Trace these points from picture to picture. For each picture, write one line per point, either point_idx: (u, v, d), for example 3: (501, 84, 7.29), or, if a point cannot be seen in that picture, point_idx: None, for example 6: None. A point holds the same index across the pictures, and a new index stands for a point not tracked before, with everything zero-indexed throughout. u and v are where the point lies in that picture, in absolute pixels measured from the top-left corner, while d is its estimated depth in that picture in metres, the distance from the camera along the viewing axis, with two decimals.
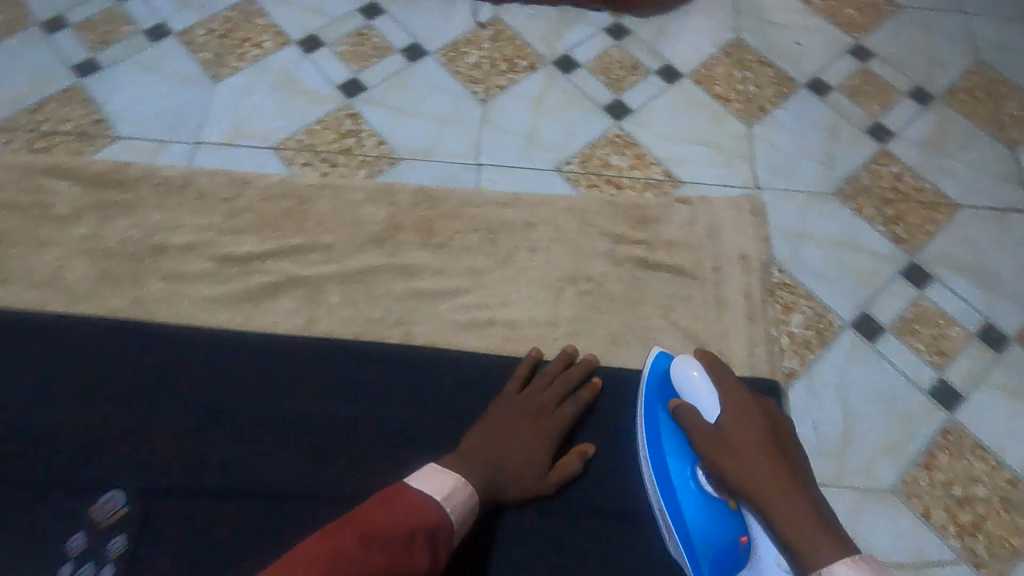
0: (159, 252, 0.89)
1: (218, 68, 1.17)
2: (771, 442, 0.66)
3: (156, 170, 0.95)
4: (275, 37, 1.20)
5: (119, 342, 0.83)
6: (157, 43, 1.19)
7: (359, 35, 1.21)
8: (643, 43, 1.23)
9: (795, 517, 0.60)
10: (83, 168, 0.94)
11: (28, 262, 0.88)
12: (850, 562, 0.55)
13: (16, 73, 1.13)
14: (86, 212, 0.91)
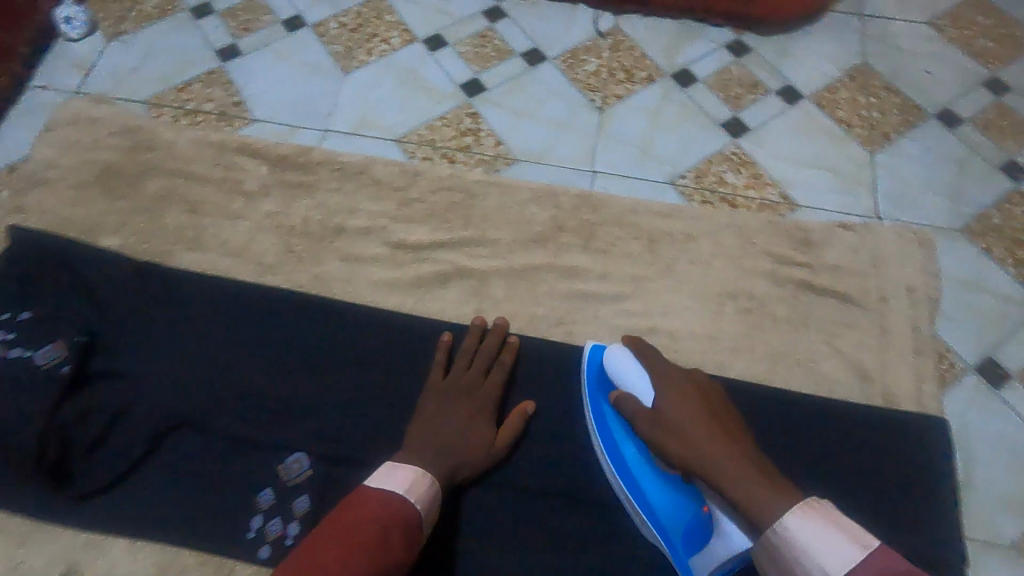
0: (337, 234, 0.95)
1: (347, 61, 1.28)
2: (704, 412, 0.69)
3: (335, 155, 1.00)
4: (403, 35, 1.31)
5: (294, 312, 0.88)
6: (293, 34, 1.30)
7: (481, 38, 1.32)
8: (762, 61, 1.28)
9: (732, 475, 0.62)
10: (270, 150, 1.01)
11: (222, 232, 0.95)
12: (801, 512, 0.54)
13: (166, 52, 1.25)
14: (272, 190, 0.98)
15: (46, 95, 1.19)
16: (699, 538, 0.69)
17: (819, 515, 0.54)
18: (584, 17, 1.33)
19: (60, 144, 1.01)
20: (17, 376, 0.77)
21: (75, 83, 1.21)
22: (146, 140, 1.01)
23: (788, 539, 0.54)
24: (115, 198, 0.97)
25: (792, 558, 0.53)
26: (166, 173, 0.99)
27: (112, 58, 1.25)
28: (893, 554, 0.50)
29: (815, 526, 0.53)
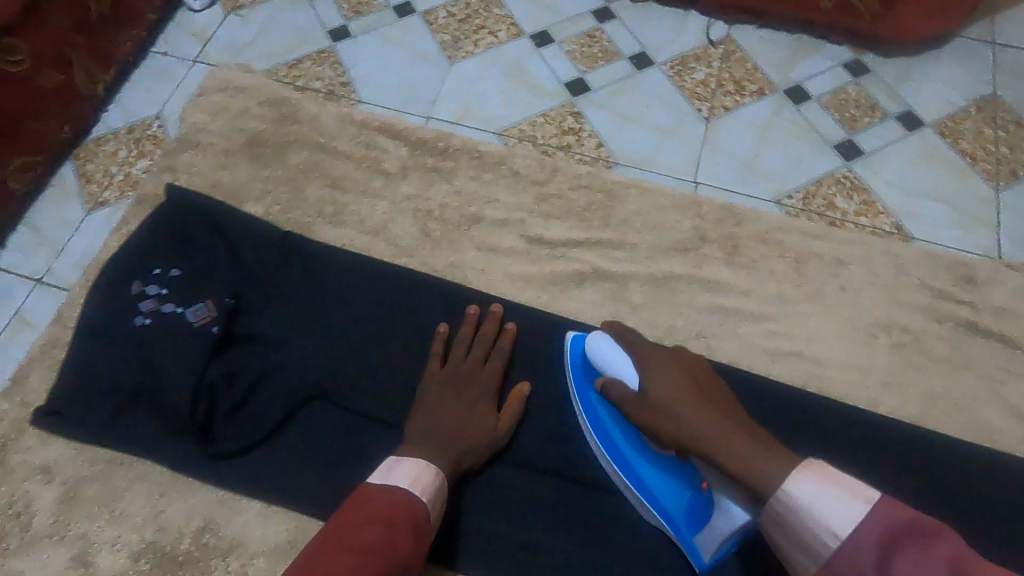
0: (474, 222, 0.94)
1: (454, 51, 1.34)
2: (688, 384, 0.65)
3: (475, 144, 1.00)
4: (510, 29, 1.36)
5: (417, 293, 0.88)
6: (403, 20, 1.39)
7: (590, 38, 1.35)
8: (882, 84, 1.26)
9: (726, 445, 0.58)
10: (410, 132, 1.01)
11: (361, 210, 0.95)
12: (800, 471, 0.50)
13: (281, 31, 1.37)
14: (411, 172, 0.98)
15: (167, 62, 1.33)
16: (699, 518, 0.68)
17: (816, 473, 0.49)
18: (695, 25, 1.35)
19: (210, 109, 1.04)
20: (170, 329, 0.81)
21: (195, 54, 1.34)
22: (291, 111, 1.03)
23: (792, 504, 0.49)
24: (259, 166, 0.99)
25: (799, 523, 0.48)
26: (309, 146, 1.00)
27: (229, 31, 1.37)
28: (902, 505, 0.45)
29: (813, 484, 0.49)
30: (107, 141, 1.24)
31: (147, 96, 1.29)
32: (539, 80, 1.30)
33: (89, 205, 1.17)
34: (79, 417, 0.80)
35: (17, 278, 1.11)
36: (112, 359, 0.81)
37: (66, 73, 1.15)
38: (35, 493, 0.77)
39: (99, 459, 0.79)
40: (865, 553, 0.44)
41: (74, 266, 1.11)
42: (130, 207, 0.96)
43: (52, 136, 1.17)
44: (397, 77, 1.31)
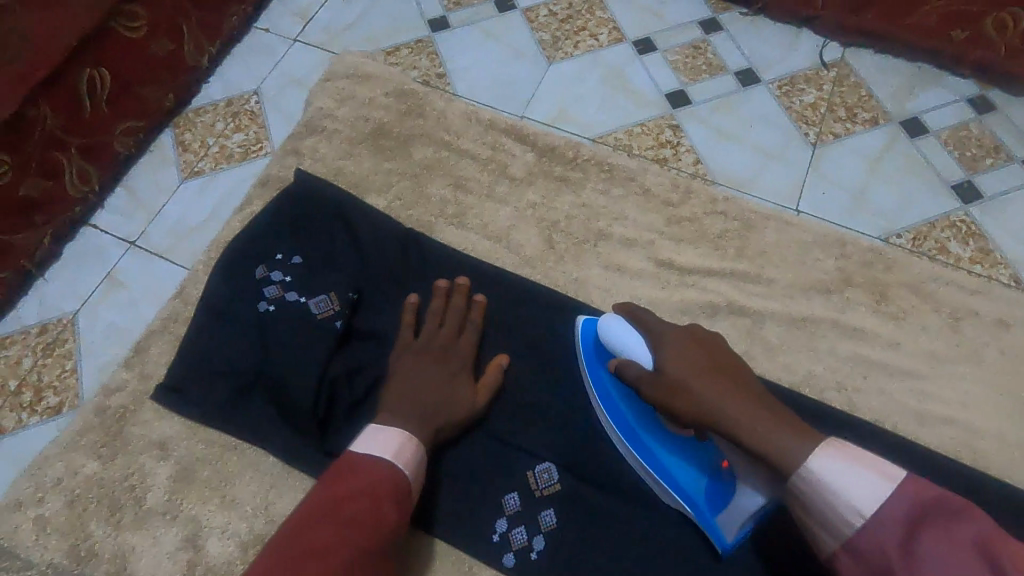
0: (600, 239, 0.90)
1: (553, 50, 1.29)
2: (703, 361, 0.66)
3: (605, 156, 0.96)
4: (613, 33, 1.30)
5: (519, 302, 0.85)
6: (503, 15, 1.33)
7: (694, 48, 1.28)
8: (1010, 124, 1.17)
9: (751, 423, 0.60)
10: (538, 137, 0.98)
11: (484, 214, 0.92)
12: (824, 451, 0.55)
13: (378, 17, 1.33)
14: (537, 179, 0.95)
15: (268, 39, 1.30)
16: (721, 496, 0.69)
17: (840, 453, 0.54)
18: (809, 44, 1.26)
19: (335, 95, 1.02)
20: (293, 318, 0.80)
21: (296, 33, 1.30)
22: (417, 105, 1.01)
23: (816, 482, 0.54)
24: (382, 158, 0.97)
25: (823, 501, 0.54)
26: (434, 143, 0.98)
27: (328, 12, 1.33)
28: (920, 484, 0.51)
29: (840, 464, 0.53)
30: (205, 112, 1.21)
31: (247, 72, 1.26)
32: (637, 88, 1.24)
33: (185, 173, 1.16)
34: (196, 397, 0.80)
35: (112, 239, 1.11)
36: (237, 344, 0.81)
37: (178, 41, 1.19)
38: (151, 468, 0.77)
39: (211, 442, 0.78)
40: (888, 528, 0.50)
41: (167, 233, 1.11)
42: (254, 188, 0.95)
43: (157, 104, 1.18)
44: (494, 73, 1.27)
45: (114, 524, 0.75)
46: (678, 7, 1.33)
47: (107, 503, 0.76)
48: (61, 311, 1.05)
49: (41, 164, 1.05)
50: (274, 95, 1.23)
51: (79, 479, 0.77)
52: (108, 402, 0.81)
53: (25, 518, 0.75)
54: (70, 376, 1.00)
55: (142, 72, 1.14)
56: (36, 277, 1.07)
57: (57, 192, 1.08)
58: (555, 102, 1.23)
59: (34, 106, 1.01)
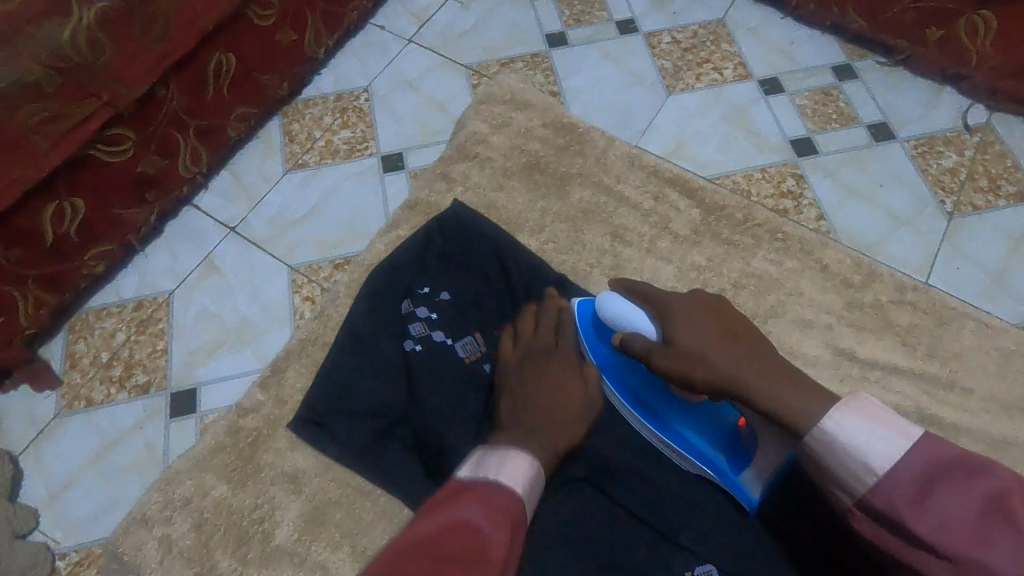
0: (771, 315, 0.82)
1: (673, 80, 1.23)
2: (716, 329, 0.63)
3: (780, 222, 0.88)
4: (737, 69, 1.23)
5: None
6: (624, 38, 1.27)
7: (825, 95, 1.20)
8: None
9: (772, 391, 0.57)
10: (706, 194, 0.90)
11: (644, 269, 0.86)
12: (839, 410, 0.51)
13: (497, 26, 1.28)
14: (703, 238, 0.87)
15: (383, 37, 1.27)
16: (745, 455, 0.70)
17: (854, 409, 0.51)
18: (950, 105, 1.18)
19: (491, 120, 0.97)
20: (441, 364, 0.77)
21: (413, 33, 1.27)
22: (576, 142, 0.95)
23: (832, 441, 0.51)
24: (537, 196, 0.92)
25: (836, 459, 0.50)
26: (593, 185, 0.92)
27: (446, 16, 1.29)
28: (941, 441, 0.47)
29: (858, 423, 0.50)
30: (315, 104, 1.20)
31: (361, 67, 1.24)
32: (760, 130, 1.18)
33: (289, 165, 1.15)
34: (333, 433, 0.75)
35: (213, 223, 1.10)
36: (378, 381, 0.76)
37: (301, 33, 1.11)
38: (282, 502, 0.73)
39: (346, 483, 0.74)
40: (905, 487, 0.46)
41: (267, 222, 1.10)
42: (401, 210, 0.91)
43: (271, 92, 1.13)
44: (610, 96, 1.21)
45: (240, 558, 0.71)
46: (808, 48, 1.25)
47: (234, 534, 0.72)
48: (157, 288, 1.05)
49: (160, 141, 0.97)
50: (385, 95, 1.21)
51: (207, 502, 0.73)
52: (241, 423, 0.77)
53: (150, 537, 0.72)
54: (161, 356, 1.00)
55: (265, 56, 1.07)
56: (138, 251, 1.07)
57: (169, 170, 1.02)
58: (671, 134, 1.17)
59: (165, 87, 0.92)
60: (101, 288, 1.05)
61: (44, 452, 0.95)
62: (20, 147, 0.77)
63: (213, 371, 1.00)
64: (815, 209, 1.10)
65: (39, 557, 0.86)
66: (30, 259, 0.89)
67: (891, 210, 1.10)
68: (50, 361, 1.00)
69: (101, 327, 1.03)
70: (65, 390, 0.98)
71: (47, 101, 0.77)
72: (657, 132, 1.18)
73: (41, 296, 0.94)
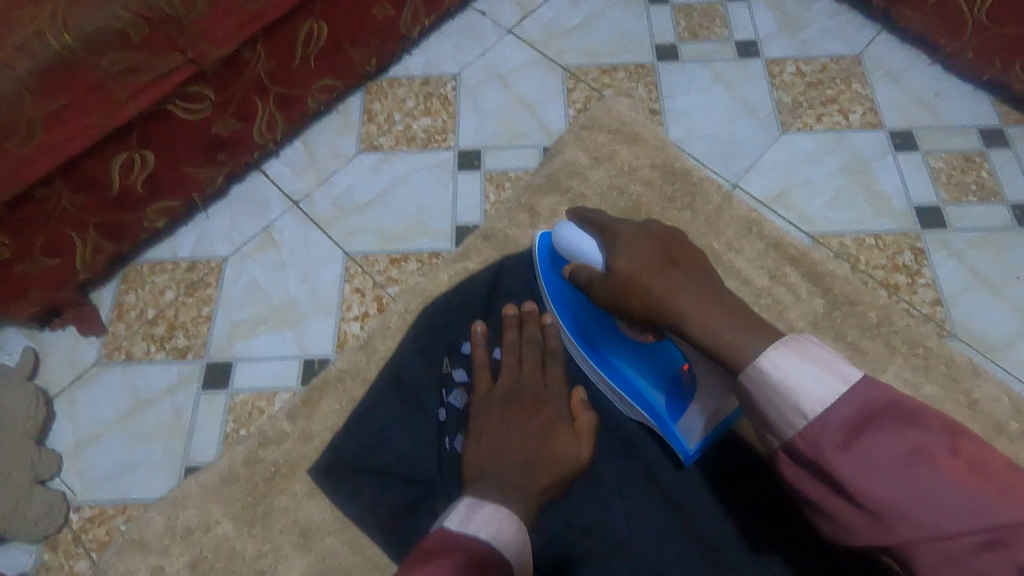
0: None
1: (792, 118, 1.06)
2: (657, 254, 0.57)
3: (922, 335, 0.72)
4: (870, 116, 1.05)
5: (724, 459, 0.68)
6: (742, 61, 1.11)
7: (967, 160, 1.01)
8: None
9: (705, 319, 0.49)
10: (835, 283, 0.75)
11: None
12: (779, 347, 0.44)
13: (603, 29, 1.14)
14: (822, 337, 0.73)
15: (481, 23, 1.15)
16: (681, 397, 0.65)
17: (795, 348, 0.44)
18: None
19: (591, 150, 0.85)
20: None
21: (512, 23, 1.15)
22: (687, 192, 0.81)
23: (765, 380, 0.44)
24: None
25: (770, 401, 0.43)
26: (698, 248, 0.78)
27: (553, 10, 1.16)
28: (874, 384, 0.42)
29: (798, 363, 0.43)
30: (400, 86, 1.10)
31: (453, 53, 1.13)
32: (884, 190, 1.00)
33: (363, 145, 1.05)
34: (356, 490, 0.66)
35: (278, 194, 1.01)
36: (410, 439, 0.67)
37: (399, 9, 1.01)
38: (288, 558, 0.65)
39: (361, 550, 0.65)
40: (833, 431, 0.40)
41: (331, 203, 1.00)
42: (474, 238, 0.80)
43: (358, 67, 1.04)
44: (717, 126, 1.05)
45: None
46: (960, 103, 1.05)
47: None
48: (212, 253, 0.97)
49: (238, 104, 0.89)
50: (474, 87, 1.10)
51: (209, 538, 0.66)
52: (260, 454, 0.69)
53: (143, 562, 0.65)
54: (204, 323, 0.92)
55: (359, 27, 0.97)
56: (200, 210, 0.99)
57: (244, 133, 0.94)
58: (777, 180, 1.01)
59: (252, 49, 0.84)
60: (158, 241, 0.98)
61: (77, 402, 0.88)
62: (98, 97, 0.69)
63: (252, 349, 0.91)
64: (932, 291, 0.93)
65: (48, 513, 0.81)
66: (94, 208, 0.82)
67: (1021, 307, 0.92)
68: (99, 308, 0.93)
69: (152, 282, 0.95)
70: (108, 339, 0.92)
71: (132, 51, 0.69)
72: (763, 173, 1.02)
73: (99, 245, 0.88)
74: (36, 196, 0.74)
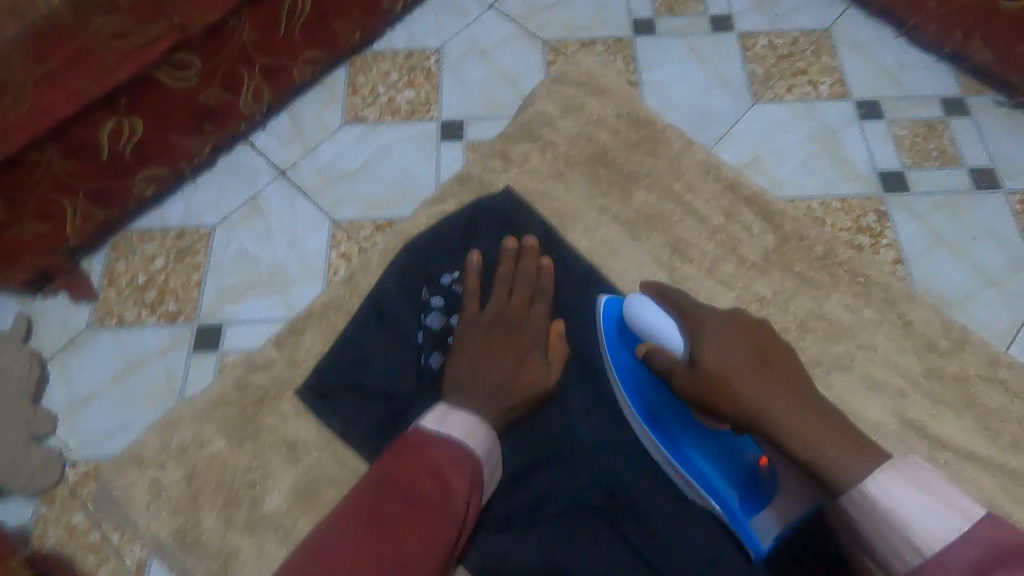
0: (837, 366, 0.73)
1: (762, 87, 1.11)
2: (750, 353, 0.56)
3: (864, 264, 0.78)
4: (836, 86, 1.11)
5: None
6: (716, 35, 1.16)
7: (927, 128, 1.07)
8: None
9: (806, 438, 0.49)
10: (785, 220, 0.81)
11: (703, 292, 0.78)
12: (886, 471, 0.45)
13: (583, 4, 1.19)
14: (772, 268, 0.79)
15: None
16: (758, 494, 0.64)
17: (904, 475, 0.45)
18: None
19: (562, 102, 0.90)
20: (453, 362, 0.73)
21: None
22: (651, 140, 0.87)
23: (874, 509, 0.45)
24: (597, 191, 0.84)
25: (878, 531, 0.45)
26: (660, 191, 0.84)
27: None
28: (998, 520, 0.42)
29: (905, 491, 0.44)
30: (384, 59, 1.14)
31: (437, 28, 1.17)
32: (850, 156, 1.06)
33: (348, 116, 1.09)
34: (340, 408, 0.71)
35: (265, 164, 1.05)
36: (390, 361, 0.72)
37: None
38: (277, 470, 0.70)
39: (345, 462, 0.70)
40: (955, 573, 0.41)
41: (318, 173, 1.05)
42: (450, 184, 0.85)
43: (343, 40, 1.08)
44: (691, 96, 1.11)
45: (226, 519, 0.68)
46: (921, 75, 1.11)
47: (223, 493, 0.69)
48: (201, 222, 1.01)
49: (224, 74, 0.93)
50: (457, 60, 1.14)
51: (203, 454, 0.71)
52: (250, 379, 0.74)
53: (141, 478, 0.70)
54: (194, 289, 0.97)
55: (341, 0, 1.01)
56: (187, 181, 1.03)
57: (230, 102, 0.98)
58: (748, 147, 1.07)
59: (238, 16, 0.87)
60: (147, 212, 1.02)
61: (69, 364, 0.92)
62: (86, 65, 0.74)
63: (242, 312, 0.96)
64: (893, 252, 0.99)
65: (45, 469, 0.85)
66: (84, 173, 0.86)
67: (978, 265, 0.98)
68: (89, 276, 0.97)
69: (142, 250, 0.99)
70: (99, 303, 0.96)
71: (119, 17, 0.73)
72: (734, 141, 1.07)
73: (89, 210, 0.92)
74: (27, 161, 0.78)
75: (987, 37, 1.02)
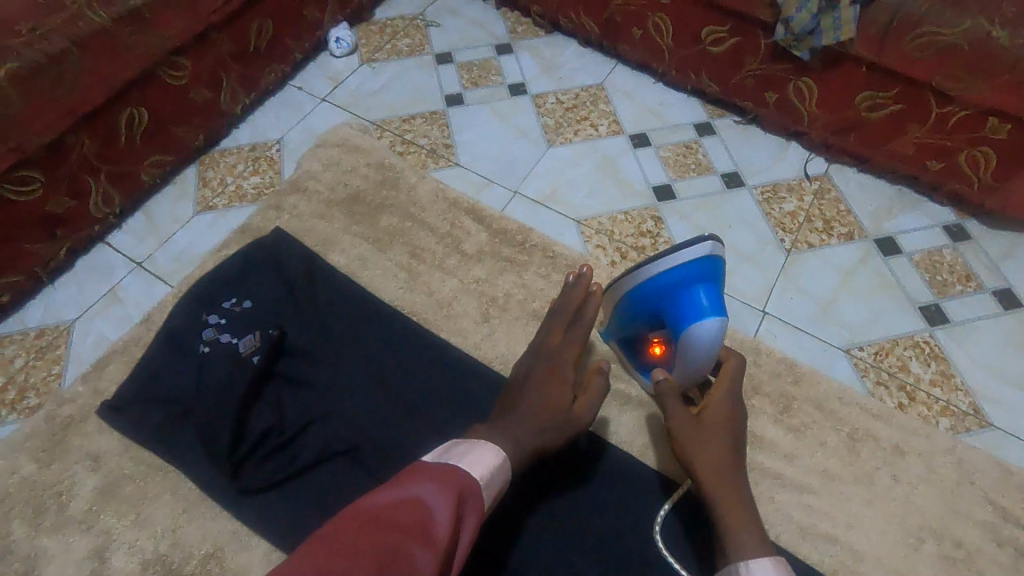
0: (533, 319, 0.98)
1: (555, 134, 1.37)
2: (721, 435, 0.75)
3: (553, 243, 1.05)
4: (612, 126, 1.37)
5: (427, 360, 0.92)
6: (514, 98, 1.44)
7: (687, 148, 1.33)
8: (984, 254, 1.19)
9: (729, 505, 0.70)
10: (496, 221, 1.07)
11: (432, 282, 1.01)
12: (762, 562, 0.64)
13: (403, 89, 1.46)
14: (485, 257, 1.04)
15: (300, 96, 1.44)
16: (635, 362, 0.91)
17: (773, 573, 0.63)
18: (796, 156, 1.31)
19: (325, 160, 1.15)
20: (231, 360, 0.85)
21: (326, 93, 1.45)
22: (392, 177, 1.13)
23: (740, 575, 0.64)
24: (352, 222, 1.07)
25: None
26: (400, 213, 1.08)
27: (359, 79, 1.48)
28: None
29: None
30: (230, 154, 1.35)
31: (276, 122, 1.40)
32: (628, 179, 1.30)
33: (200, 207, 1.28)
34: (134, 419, 0.86)
35: (122, 258, 1.21)
36: (181, 374, 0.87)
37: (215, 91, 1.28)
38: (81, 480, 0.84)
39: (141, 460, 0.85)
40: None
41: (174, 259, 1.22)
42: (233, 234, 1.06)
43: (184, 144, 1.29)
44: (495, 148, 1.35)
45: (35, 526, 0.81)
46: (677, 109, 1.40)
47: (32, 506, 0.82)
48: (60, 318, 1.15)
49: (71, 183, 1.10)
50: (295, 147, 1.36)
51: (14, 478, 0.84)
52: (59, 411, 0.89)
53: None
54: (54, 380, 1.08)
55: (177, 112, 1.23)
56: (46, 284, 1.17)
57: (80, 208, 1.15)
58: (547, 183, 1.30)
59: (76, 134, 1.06)
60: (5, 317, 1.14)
61: None
62: None
63: None
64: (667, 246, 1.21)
65: None
66: None
67: (736, 249, 1.20)
68: None
69: None
70: None
71: None
72: (536, 180, 1.30)
73: None
74: None
75: (711, 76, 1.33)
